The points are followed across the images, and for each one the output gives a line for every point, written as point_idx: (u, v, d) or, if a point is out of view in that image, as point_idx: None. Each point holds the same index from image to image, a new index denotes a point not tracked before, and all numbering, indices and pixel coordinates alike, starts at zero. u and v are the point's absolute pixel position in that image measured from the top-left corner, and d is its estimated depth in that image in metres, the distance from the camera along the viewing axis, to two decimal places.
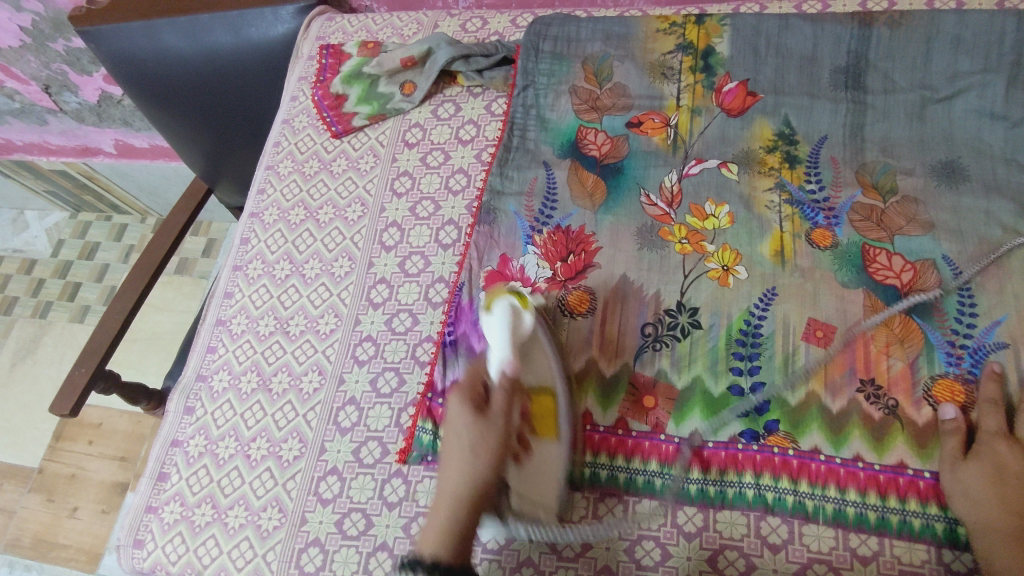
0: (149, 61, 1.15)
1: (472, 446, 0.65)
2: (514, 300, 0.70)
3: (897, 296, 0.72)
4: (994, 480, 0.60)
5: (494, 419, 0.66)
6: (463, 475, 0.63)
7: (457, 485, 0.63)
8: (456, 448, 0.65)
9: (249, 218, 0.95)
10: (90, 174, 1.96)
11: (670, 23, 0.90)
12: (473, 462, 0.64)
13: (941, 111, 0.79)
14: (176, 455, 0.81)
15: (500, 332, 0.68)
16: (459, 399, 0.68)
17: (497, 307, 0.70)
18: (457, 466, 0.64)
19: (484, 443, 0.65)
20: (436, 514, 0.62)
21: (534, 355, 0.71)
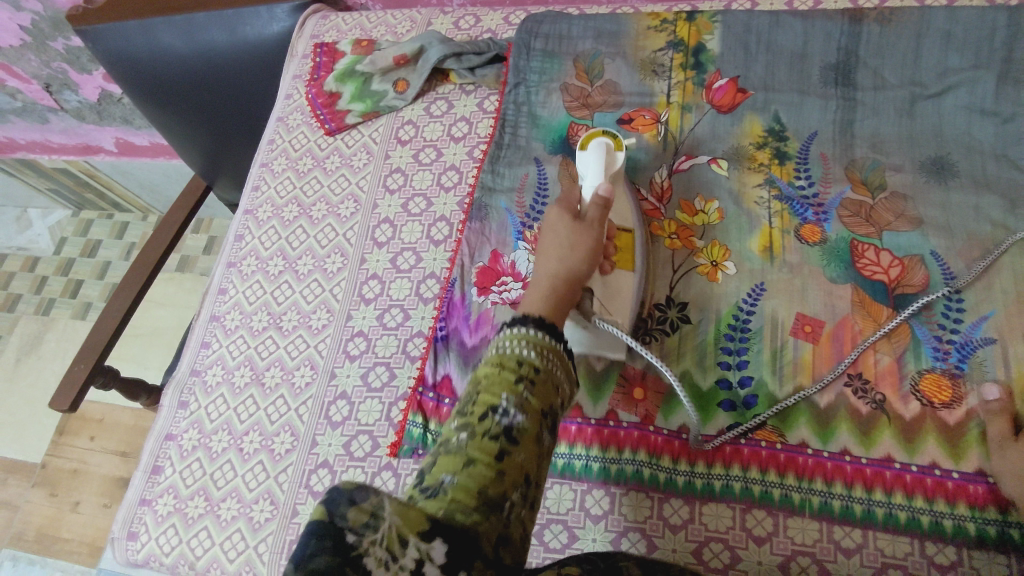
0: (146, 60, 1.16)
1: (576, 240, 0.61)
2: (609, 139, 0.70)
3: (885, 291, 0.72)
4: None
5: (596, 226, 0.63)
6: (562, 263, 0.58)
7: (557, 311, 0.59)
8: (553, 243, 0.61)
9: (244, 214, 0.96)
10: (92, 172, 1.97)
11: (661, 20, 0.90)
12: (573, 252, 0.59)
13: (931, 106, 0.79)
14: (170, 448, 0.82)
15: (597, 200, 0.70)
16: (557, 208, 0.64)
17: (595, 143, 0.69)
18: (558, 256, 0.59)
19: (586, 238, 0.61)
20: (533, 286, 0.57)
21: (620, 286, 0.71)
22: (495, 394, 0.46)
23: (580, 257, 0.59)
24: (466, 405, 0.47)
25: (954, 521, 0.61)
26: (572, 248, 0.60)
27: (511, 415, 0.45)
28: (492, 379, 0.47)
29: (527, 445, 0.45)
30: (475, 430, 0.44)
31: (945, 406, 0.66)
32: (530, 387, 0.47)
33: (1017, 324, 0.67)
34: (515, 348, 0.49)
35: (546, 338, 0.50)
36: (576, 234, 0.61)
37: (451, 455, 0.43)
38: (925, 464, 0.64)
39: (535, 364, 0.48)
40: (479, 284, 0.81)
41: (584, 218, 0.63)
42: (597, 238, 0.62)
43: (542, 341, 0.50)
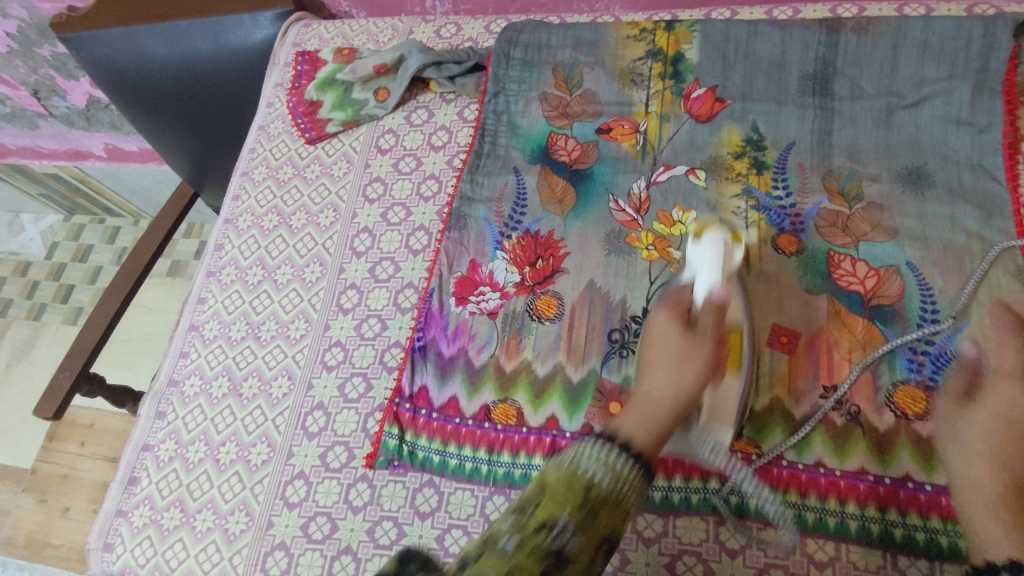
0: (131, 68, 1.16)
1: (691, 356, 0.59)
2: (730, 234, 0.69)
3: (860, 302, 0.72)
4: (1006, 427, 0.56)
5: (703, 338, 0.61)
6: (675, 387, 0.56)
7: (667, 387, 0.56)
8: (674, 355, 0.60)
9: (224, 223, 0.96)
10: (82, 178, 1.97)
11: (640, 29, 0.90)
12: (682, 385, 0.57)
13: (907, 116, 0.79)
14: (147, 459, 0.82)
15: (712, 257, 0.67)
16: (667, 312, 0.66)
17: (710, 237, 0.68)
18: (667, 371, 0.58)
19: (699, 358, 0.59)
20: (649, 387, 0.57)
21: (726, 411, 0.65)
22: (556, 509, 0.41)
23: (693, 380, 0.57)
24: (521, 510, 0.42)
25: (926, 534, 0.61)
26: (686, 373, 0.58)
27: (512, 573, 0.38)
28: (553, 492, 0.42)
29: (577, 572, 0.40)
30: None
31: (918, 418, 0.65)
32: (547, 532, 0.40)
33: None
34: (586, 467, 0.44)
35: (609, 450, 0.45)
36: (690, 356, 0.59)
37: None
38: (898, 476, 0.64)
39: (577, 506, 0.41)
40: (457, 295, 0.81)
41: (695, 330, 0.62)
42: (706, 358, 0.60)
43: (616, 463, 0.45)
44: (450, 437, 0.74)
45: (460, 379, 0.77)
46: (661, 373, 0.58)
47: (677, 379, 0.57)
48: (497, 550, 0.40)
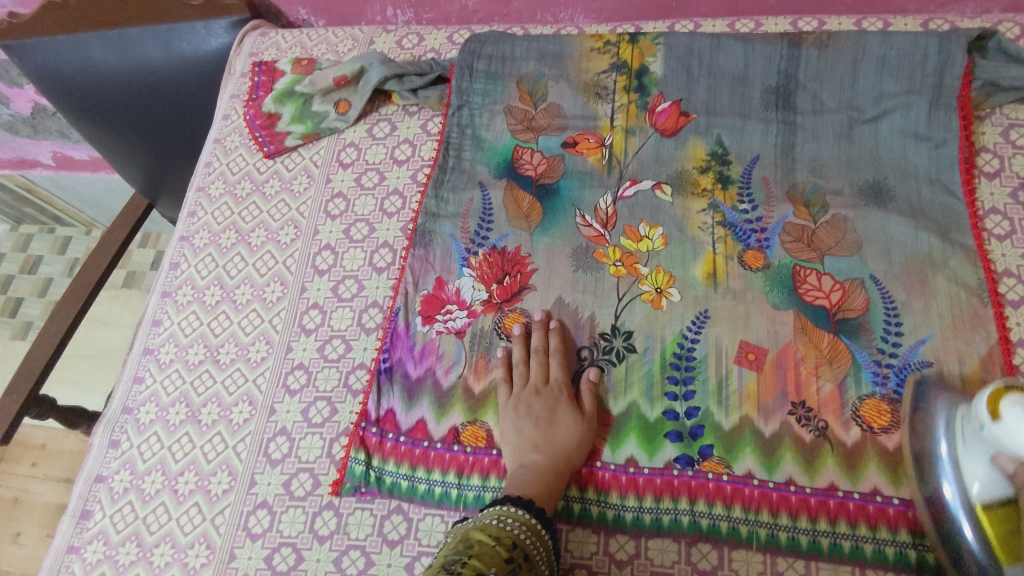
0: (78, 75, 1.11)
1: (573, 427, 0.69)
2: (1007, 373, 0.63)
3: (826, 316, 0.72)
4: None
5: (588, 417, 0.70)
6: (575, 439, 0.68)
7: (547, 458, 0.67)
8: (564, 421, 0.69)
9: (179, 241, 0.93)
10: (29, 186, 1.89)
11: (604, 41, 0.89)
12: (577, 447, 0.68)
13: (868, 131, 0.80)
14: (100, 491, 0.78)
15: None
16: (565, 374, 0.72)
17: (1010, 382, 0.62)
18: (567, 430, 0.68)
19: (585, 432, 0.69)
20: (538, 450, 0.67)
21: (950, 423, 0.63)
22: (524, 531, 0.59)
23: (567, 436, 0.68)
24: (502, 516, 0.60)
25: (895, 548, 0.62)
26: (558, 431, 0.68)
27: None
28: (526, 529, 0.59)
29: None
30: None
31: (884, 430, 0.66)
32: (516, 570, 0.55)
33: (953, 350, 0.68)
34: (505, 523, 0.59)
35: (532, 521, 0.60)
36: (551, 419, 0.69)
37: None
38: (866, 491, 0.65)
39: (525, 551, 0.57)
40: (424, 314, 0.79)
41: (584, 410, 0.70)
42: (589, 427, 0.70)
43: (529, 522, 0.60)
44: (419, 461, 0.72)
45: (428, 402, 0.75)
46: (533, 446, 0.68)
47: (575, 435, 0.68)
48: (486, 562, 0.54)
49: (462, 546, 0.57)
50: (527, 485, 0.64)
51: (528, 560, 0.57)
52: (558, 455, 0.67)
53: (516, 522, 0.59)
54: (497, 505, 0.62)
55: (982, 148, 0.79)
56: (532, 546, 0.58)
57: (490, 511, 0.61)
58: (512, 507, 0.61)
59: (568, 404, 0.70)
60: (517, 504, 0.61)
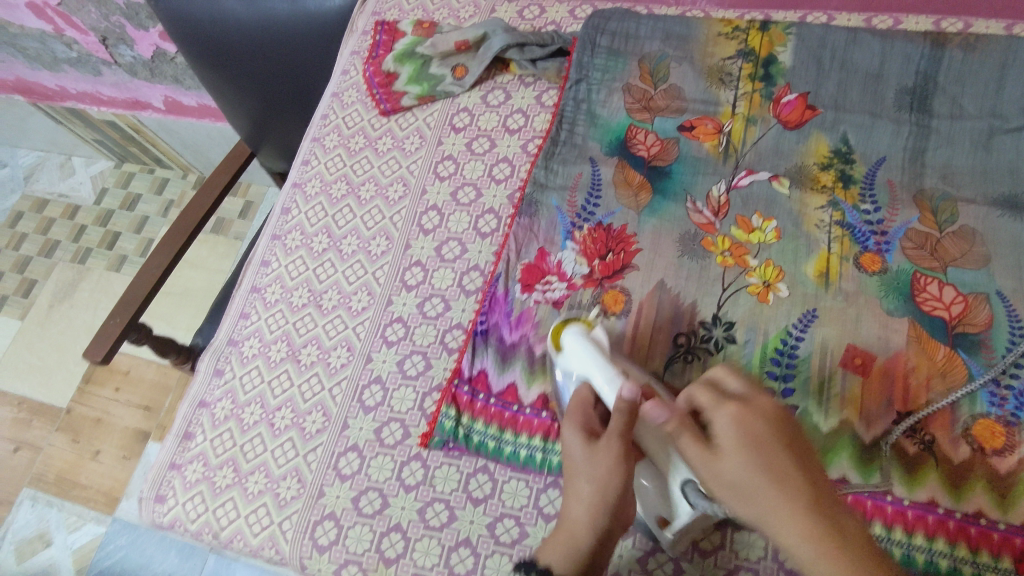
0: (205, 23, 1.16)
1: (598, 475, 0.58)
2: (580, 325, 0.68)
3: (943, 328, 0.69)
4: (756, 457, 0.51)
5: (610, 441, 0.58)
6: (591, 507, 0.57)
7: (582, 516, 0.58)
8: (581, 476, 0.59)
9: (292, 187, 0.96)
10: (137, 127, 1.98)
11: (733, 27, 0.88)
12: (602, 492, 0.57)
13: (1009, 141, 0.76)
14: (202, 416, 0.83)
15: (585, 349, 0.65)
16: (573, 430, 0.61)
17: (568, 333, 0.67)
18: (586, 501, 0.58)
19: (612, 477, 0.58)
20: (571, 492, 0.60)
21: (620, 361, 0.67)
22: None
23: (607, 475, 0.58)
24: None
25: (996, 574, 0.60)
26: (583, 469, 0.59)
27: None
28: None
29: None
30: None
31: (996, 453, 0.63)
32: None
33: None
34: None
35: None
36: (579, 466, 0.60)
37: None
38: (970, 512, 0.62)
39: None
40: (523, 282, 0.79)
41: (598, 442, 0.59)
42: (616, 449, 0.58)
43: None
44: (508, 423, 0.73)
45: (521, 366, 0.75)
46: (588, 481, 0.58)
47: (733, 468, 0.51)
48: None
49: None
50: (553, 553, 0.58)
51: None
52: (592, 504, 0.57)
53: None
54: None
55: None
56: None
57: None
58: None
59: (578, 430, 0.61)
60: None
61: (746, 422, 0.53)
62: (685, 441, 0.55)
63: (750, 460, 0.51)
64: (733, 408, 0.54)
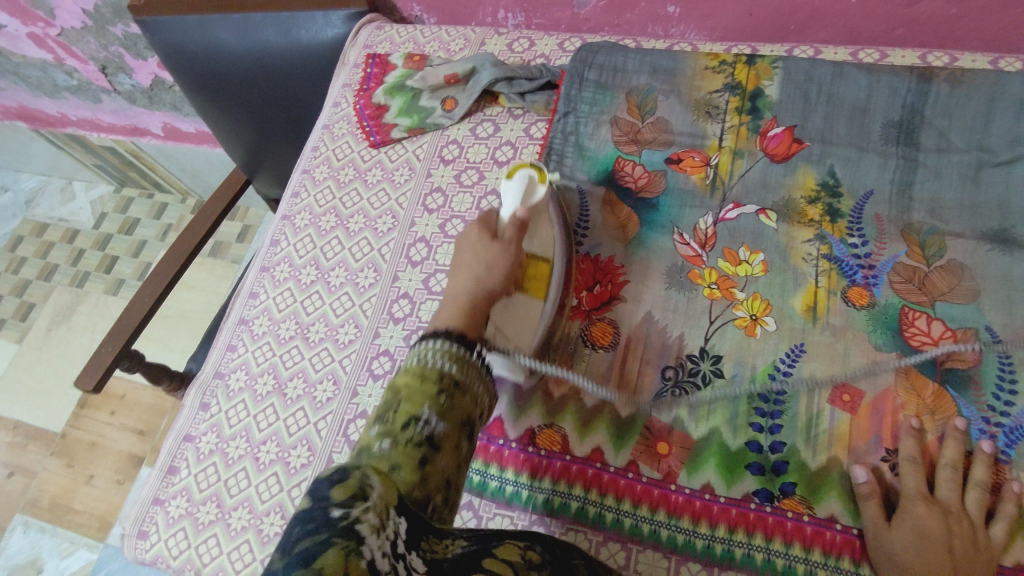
0: (200, 54, 1.18)
1: (483, 257, 0.67)
2: (535, 170, 0.71)
3: (933, 363, 0.69)
4: (919, 550, 0.58)
5: (506, 243, 0.68)
6: (475, 280, 0.64)
7: (472, 284, 0.64)
8: (472, 260, 0.67)
9: (282, 219, 0.97)
10: (137, 153, 2.00)
11: (720, 61, 0.88)
12: (488, 272, 0.65)
13: (998, 174, 0.76)
14: (187, 450, 0.82)
15: (513, 196, 0.70)
16: (476, 227, 0.70)
17: (518, 174, 0.71)
18: (470, 272, 0.65)
19: (501, 259, 0.67)
20: (444, 304, 0.63)
21: (530, 302, 0.73)
22: (419, 405, 0.50)
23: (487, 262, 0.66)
24: (384, 417, 0.50)
25: None
26: (489, 268, 0.66)
27: (433, 423, 0.49)
28: (415, 389, 0.51)
29: (447, 453, 0.50)
30: (398, 438, 0.48)
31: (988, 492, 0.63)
32: (451, 399, 0.51)
33: None
34: (432, 361, 0.53)
35: (459, 350, 0.54)
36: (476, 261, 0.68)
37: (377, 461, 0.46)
38: None
39: (456, 378, 0.53)
40: None
41: (499, 238, 0.69)
42: (511, 254, 0.68)
43: (457, 354, 0.54)
44: (493, 458, 0.72)
45: (507, 400, 0.75)
46: (487, 272, 0.65)
47: (899, 546, 0.59)
48: (419, 402, 0.50)
49: (390, 396, 0.52)
50: (449, 315, 0.60)
51: (462, 384, 0.53)
52: (463, 294, 0.63)
53: (440, 355, 0.53)
54: (422, 341, 0.55)
55: None
56: (465, 372, 0.54)
57: (411, 352, 0.55)
58: (440, 340, 0.54)
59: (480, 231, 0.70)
60: (446, 338, 0.55)
61: (935, 525, 0.59)
62: (873, 502, 0.62)
63: (919, 546, 0.58)
64: (931, 509, 0.61)
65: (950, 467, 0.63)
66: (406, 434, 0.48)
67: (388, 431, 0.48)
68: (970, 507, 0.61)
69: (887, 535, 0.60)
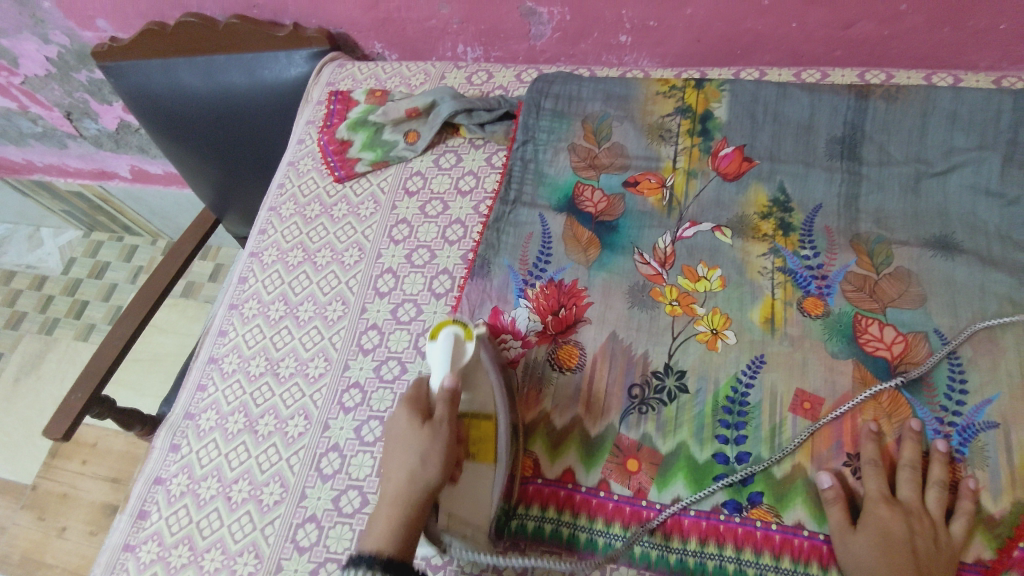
0: (165, 96, 1.21)
1: (415, 451, 0.63)
2: (461, 329, 0.70)
3: (887, 368, 0.71)
4: (883, 552, 0.60)
5: (438, 425, 0.64)
6: (409, 479, 0.62)
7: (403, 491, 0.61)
8: (403, 455, 0.63)
9: (249, 257, 0.97)
10: (104, 197, 1.99)
11: (670, 86, 0.92)
12: (422, 465, 0.62)
13: (936, 184, 0.80)
14: (158, 493, 0.81)
15: (443, 357, 0.68)
16: (405, 409, 0.66)
17: (443, 332, 0.69)
18: (405, 466, 0.62)
19: (433, 448, 0.63)
20: (378, 516, 0.61)
21: (476, 381, 0.70)
22: None
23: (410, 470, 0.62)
24: None
25: None
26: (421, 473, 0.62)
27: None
28: None
29: None
30: None
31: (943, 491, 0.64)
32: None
33: (1022, 412, 0.66)
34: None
35: None
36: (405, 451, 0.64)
37: None
38: None
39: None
40: None
41: (432, 420, 0.65)
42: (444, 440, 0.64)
43: None
44: None
45: None
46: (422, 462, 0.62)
47: (863, 548, 0.60)
48: None
49: None
50: (379, 540, 0.58)
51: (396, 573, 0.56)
52: (399, 503, 0.60)
53: None
54: (350, 571, 0.56)
55: None
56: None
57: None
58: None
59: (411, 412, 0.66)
60: (369, 568, 0.56)
61: (895, 524, 0.61)
62: (839, 505, 0.64)
63: (882, 548, 0.60)
64: (893, 510, 0.62)
65: (909, 467, 0.65)
66: None
67: None
68: (931, 506, 0.63)
69: (852, 539, 0.62)
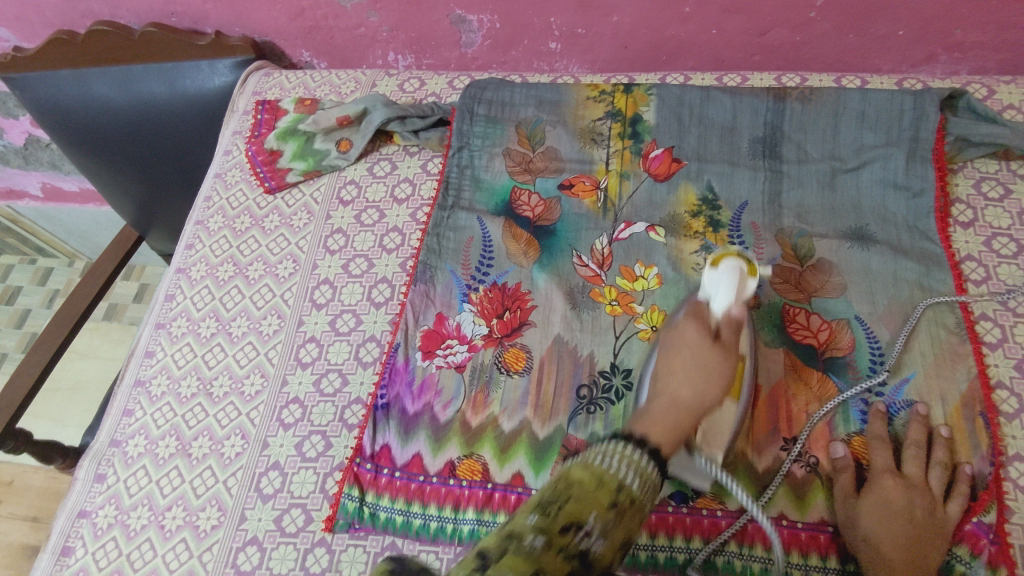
0: (77, 109, 1.15)
1: (711, 361, 0.60)
2: (744, 262, 0.67)
3: (814, 354, 0.74)
4: (884, 521, 0.62)
5: (730, 347, 0.62)
6: (696, 393, 0.58)
7: (695, 403, 0.57)
8: (683, 357, 0.61)
9: (176, 273, 0.93)
10: (14, 217, 1.87)
11: (600, 91, 0.94)
12: (710, 380, 0.59)
13: (850, 180, 0.85)
14: (82, 527, 0.76)
15: (728, 285, 0.65)
16: (694, 327, 0.64)
17: (727, 264, 0.66)
18: (691, 376, 0.59)
19: (725, 365, 0.60)
20: (657, 407, 0.56)
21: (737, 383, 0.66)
22: (584, 510, 0.43)
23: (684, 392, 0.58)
24: (543, 509, 0.43)
25: None
26: (714, 384, 0.59)
27: (593, 538, 0.42)
28: (583, 491, 0.44)
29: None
30: (553, 539, 0.41)
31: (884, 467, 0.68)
32: (621, 518, 0.44)
33: (936, 389, 0.71)
34: (611, 466, 0.46)
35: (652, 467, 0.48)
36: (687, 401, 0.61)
37: (525, 554, 0.40)
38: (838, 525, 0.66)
39: (632, 494, 0.45)
40: (423, 349, 0.79)
41: (722, 341, 0.62)
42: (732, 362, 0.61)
43: (645, 469, 0.47)
44: (414, 495, 0.72)
45: (424, 436, 0.74)
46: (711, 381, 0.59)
47: (864, 515, 0.63)
48: (585, 507, 0.43)
49: (554, 486, 0.45)
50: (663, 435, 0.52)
51: (637, 504, 0.45)
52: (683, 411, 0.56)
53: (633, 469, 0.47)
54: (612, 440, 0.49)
55: (956, 199, 0.83)
56: (642, 491, 0.46)
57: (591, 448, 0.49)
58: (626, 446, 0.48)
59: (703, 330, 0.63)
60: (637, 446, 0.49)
61: (899, 498, 0.64)
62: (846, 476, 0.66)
63: (885, 519, 0.62)
64: (897, 483, 0.65)
65: (915, 446, 0.67)
66: (565, 538, 0.41)
67: (545, 526, 0.41)
68: (933, 483, 0.65)
69: (854, 506, 0.64)
